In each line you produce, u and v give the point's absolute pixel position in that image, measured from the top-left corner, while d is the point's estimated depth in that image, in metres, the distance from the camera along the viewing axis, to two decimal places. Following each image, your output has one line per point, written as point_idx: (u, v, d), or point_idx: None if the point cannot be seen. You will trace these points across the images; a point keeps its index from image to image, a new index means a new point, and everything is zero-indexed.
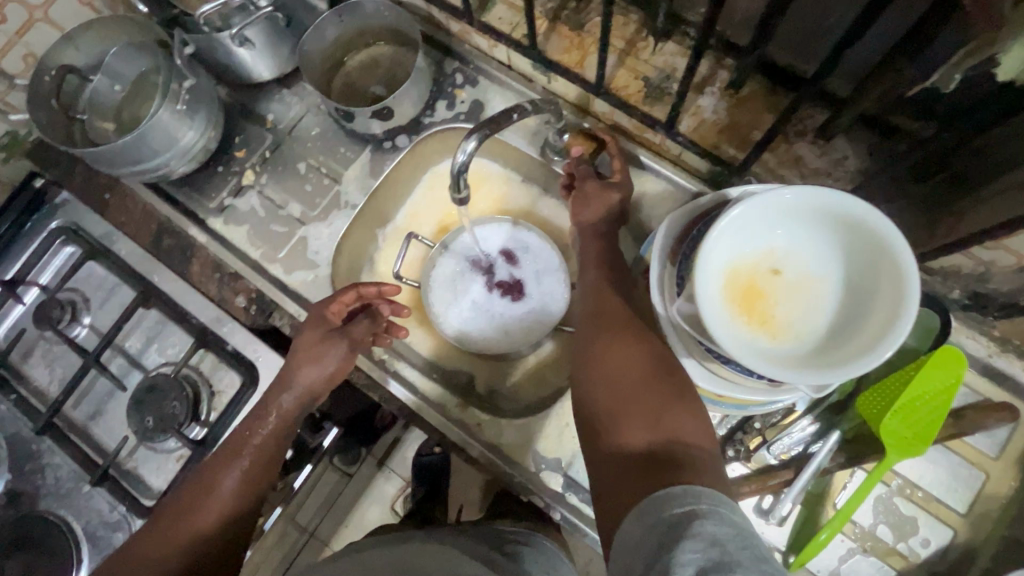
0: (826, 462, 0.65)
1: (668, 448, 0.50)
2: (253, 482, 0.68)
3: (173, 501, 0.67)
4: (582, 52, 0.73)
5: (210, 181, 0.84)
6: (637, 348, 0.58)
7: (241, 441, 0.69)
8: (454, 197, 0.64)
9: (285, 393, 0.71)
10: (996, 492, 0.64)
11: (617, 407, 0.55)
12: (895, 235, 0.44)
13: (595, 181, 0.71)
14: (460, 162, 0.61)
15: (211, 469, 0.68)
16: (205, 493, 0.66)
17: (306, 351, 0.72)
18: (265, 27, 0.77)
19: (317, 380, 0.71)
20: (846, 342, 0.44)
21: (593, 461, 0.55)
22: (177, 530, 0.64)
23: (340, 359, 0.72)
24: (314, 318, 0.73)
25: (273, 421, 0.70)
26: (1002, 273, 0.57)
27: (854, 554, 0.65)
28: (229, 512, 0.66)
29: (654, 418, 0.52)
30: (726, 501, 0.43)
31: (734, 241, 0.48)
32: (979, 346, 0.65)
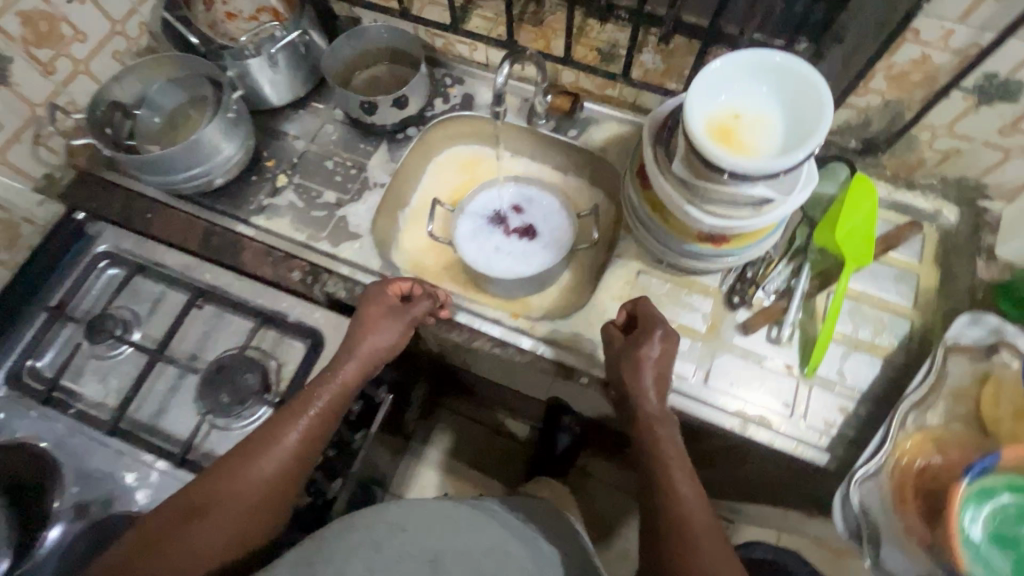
0: (807, 288, 0.83)
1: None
2: (313, 439, 0.72)
3: (239, 445, 0.72)
4: (546, 38, 0.95)
5: (247, 188, 0.95)
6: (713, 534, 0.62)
7: (306, 401, 0.73)
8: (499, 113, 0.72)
9: (349, 360, 0.76)
10: (929, 285, 0.85)
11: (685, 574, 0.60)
12: (808, 70, 0.65)
13: (623, 342, 0.74)
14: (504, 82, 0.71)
15: (276, 421, 0.72)
16: (268, 444, 0.70)
17: (370, 323, 0.79)
18: (289, 54, 0.94)
19: (377, 349, 0.78)
20: (795, 145, 0.64)
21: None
22: (238, 476, 0.69)
23: (396, 334, 0.79)
24: (376, 296, 0.81)
25: (336, 385, 0.75)
26: (876, 114, 0.79)
27: (849, 354, 0.81)
28: (287, 462, 0.70)
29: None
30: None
31: (707, 96, 0.68)
32: (882, 186, 0.88)
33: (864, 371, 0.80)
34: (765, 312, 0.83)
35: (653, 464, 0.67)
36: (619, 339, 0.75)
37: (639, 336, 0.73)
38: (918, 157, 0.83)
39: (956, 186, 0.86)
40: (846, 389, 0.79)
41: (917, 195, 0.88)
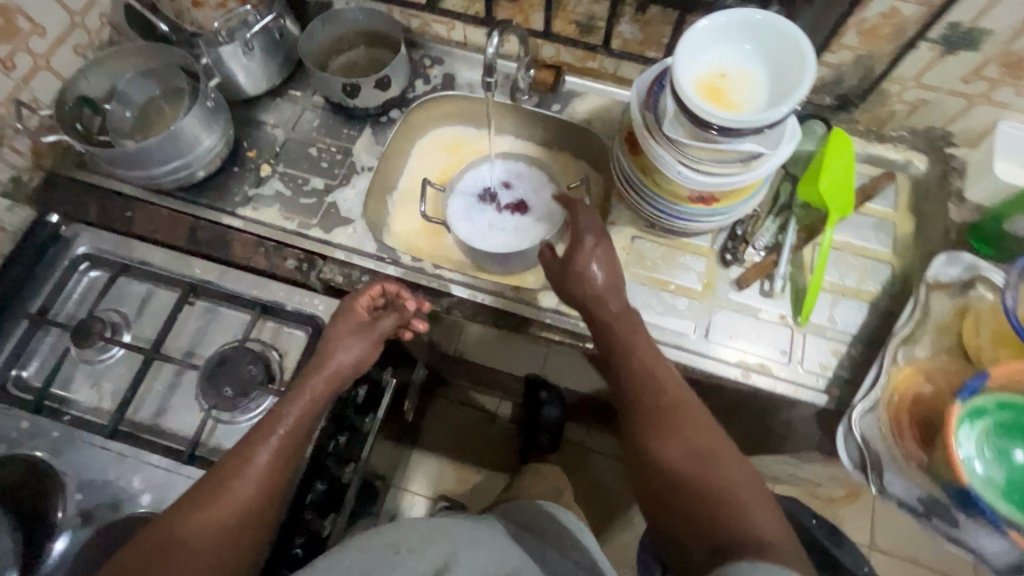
0: (794, 241, 0.87)
1: (723, 518, 0.56)
2: (284, 463, 0.70)
3: (203, 480, 0.68)
4: (524, 13, 0.96)
5: (230, 180, 0.93)
6: (692, 424, 0.64)
7: (274, 418, 0.71)
8: (487, 82, 0.73)
9: (318, 373, 0.75)
10: (905, 230, 0.89)
11: (671, 473, 0.62)
12: (789, 26, 0.67)
13: (557, 269, 0.76)
14: (491, 54, 0.71)
15: (246, 446, 0.70)
16: (240, 469, 0.67)
17: (340, 338, 0.78)
18: (264, 40, 0.92)
19: (346, 364, 0.77)
20: (782, 98, 0.67)
21: (651, 508, 0.63)
22: (208, 508, 0.65)
23: (365, 349, 0.79)
24: (345, 311, 0.80)
25: (306, 403, 0.73)
26: (849, 69, 0.82)
27: (837, 301, 0.85)
28: (258, 491, 0.67)
29: (700, 477, 0.60)
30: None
31: (693, 58, 0.69)
32: (857, 140, 0.92)
33: (853, 316, 0.84)
34: (756, 267, 0.86)
35: (631, 372, 0.69)
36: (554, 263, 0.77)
37: (574, 253, 0.74)
38: (888, 109, 0.87)
39: (925, 136, 0.90)
40: (838, 333, 0.83)
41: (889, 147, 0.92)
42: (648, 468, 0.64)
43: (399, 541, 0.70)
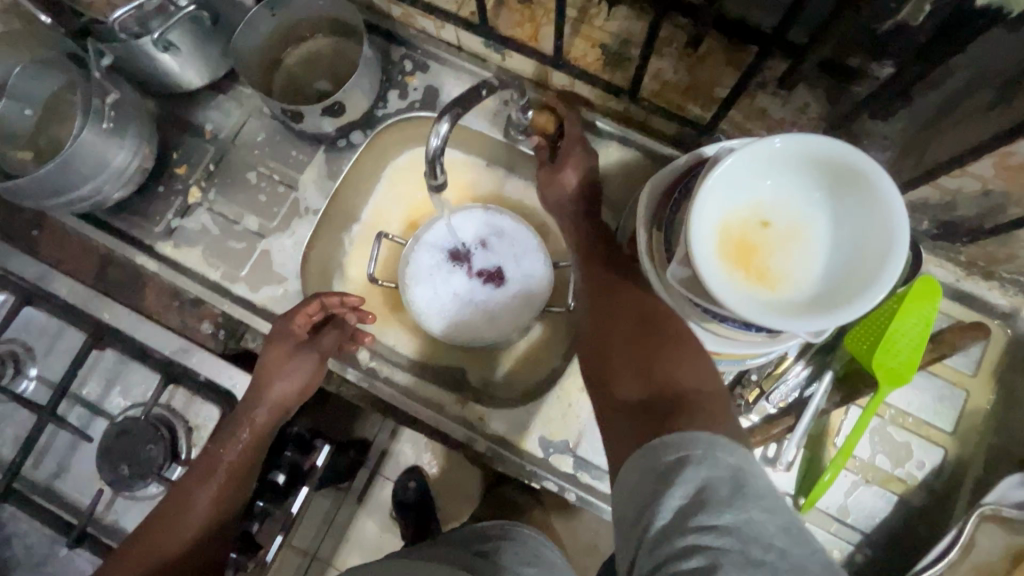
0: (823, 403, 0.67)
1: (671, 387, 0.52)
2: (234, 493, 0.68)
3: (145, 525, 0.66)
4: (534, 24, 0.70)
5: (152, 204, 0.77)
6: (643, 302, 0.59)
7: (213, 460, 0.67)
8: (431, 183, 0.60)
9: (257, 408, 0.68)
10: (977, 406, 0.68)
11: (625, 368, 0.57)
12: (881, 179, 0.44)
13: (547, 168, 0.72)
14: (434, 145, 0.57)
15: (184, 487, 0.67)
16: (184, 511, 0.66)
17: (275, 367, 0.69)
18: (189, 30, 0.70)
19: (289, 395, 0.70)
20: (842, 292, 0.45)
21: (601, 426, 0.57)
22: (159, 550, 0.65)
23: (309, 374, 0.71)
24: (279, 332, 0.70)
25: (245, 439, 0.68)
26: (967, 199, 0.59)
27: (858, 486, 0.68)
28: (210, 527, 0.67)
29: (656, 371, 0.54)
30: (724, 446, 0.44)
31: (723, 198, 0.47)
32: (947, 273, 0.69)
33: (872, 508, 0.67)
34: (764, 426, 0.68)
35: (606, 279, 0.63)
36: (544, 168, 0.73)
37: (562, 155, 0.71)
38: (1009, 252, 0.62)
39: None
40: (845, 528, 0.68)
41: (992, 288, 0.68)
42: (606, 388, 0.58)
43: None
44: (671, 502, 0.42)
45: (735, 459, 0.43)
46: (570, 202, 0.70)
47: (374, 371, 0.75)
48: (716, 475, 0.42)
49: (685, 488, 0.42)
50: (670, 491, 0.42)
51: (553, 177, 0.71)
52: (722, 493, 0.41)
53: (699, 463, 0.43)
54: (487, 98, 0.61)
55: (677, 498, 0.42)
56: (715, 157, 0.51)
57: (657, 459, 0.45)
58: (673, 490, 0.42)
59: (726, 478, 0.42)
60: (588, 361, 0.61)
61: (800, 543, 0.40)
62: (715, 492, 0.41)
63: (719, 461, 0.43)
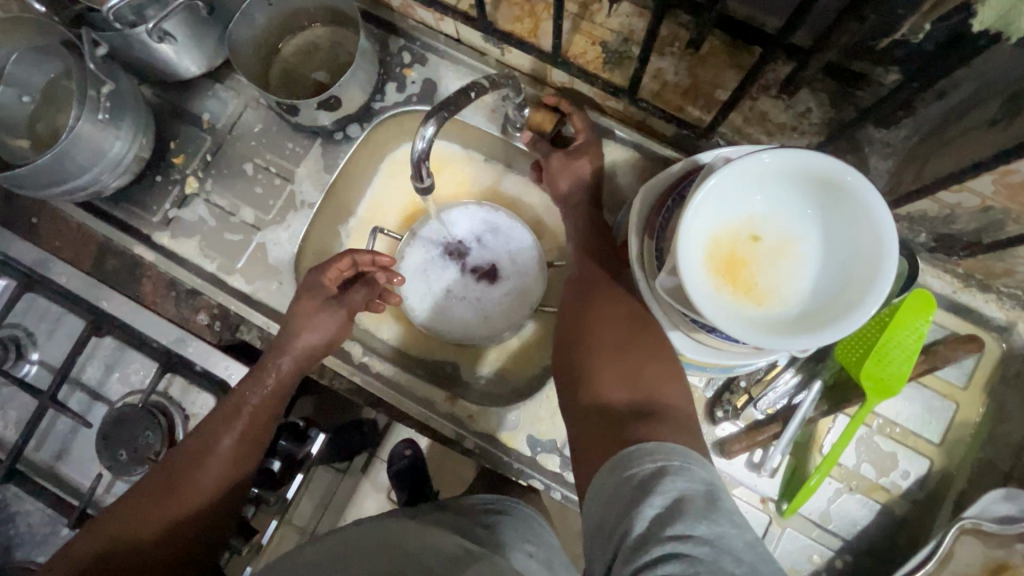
0: (811, 412, 0.67)
1: (647, 398, 0.53)
2: (252, 443, 0.69)
3: (159, 469, 0.66)
4: (534, 20, 0.69)
5: (149, 193, 0.77)
6: (625, 308, 0.60)
7: (239, 403, 0.68)
8: (418, 186, 0.60)
9: (282, 357, 0.70)
10: (966, 418, 0.68)
11: (603, 369, 0.56)
12: (873, 199, 0.44)
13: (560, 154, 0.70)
14: (421, 149, 0.57)
15: (204, 433, 0.67)
16: (201, 457, 0.66)
17: (305, 317, 0.71)
18: (185, 18, 0.69)
19: (316, 347, 0.71)
20: (826, 312, 0.45)
21: (569, 427, 0.57)
22: (174, 493, 0.64)
23: (335, 327, 0.72)
24: (309, 284, 0.71)
25: (269, 387, 0.70)
26: (966, 213, 0.58)
27: (841, 494, 0.68)
28: (227, 474, 0.67)
29: (633, 379, 0.55)
30: (698, 458, 0.46)
31: (714, 211, 0.47)
32: (944, 284, 0.68)
33: (854, 515, 0.68)
34: (750, 432, 0.69)
35: (587, 280, 0.63)
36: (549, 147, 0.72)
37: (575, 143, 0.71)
38: (1007, 267, 0.62)
39: None
40: (826, 534, 0.69)
41: (987, 301, 0.67)
42: (579, 388, 0.57)
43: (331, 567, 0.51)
44: (649, 509, 0.42)
45: (706, 471, 0.44)
46: (580, 198, 0.70)
47: (366, 366, 0.75)
48: (691, 486, 0.43)
49: (663, 496, 0.42)
50: (647, 500, 0.42)
51: (567, 164, 0.70)
52: (697, 502, 0.41)
53: (676, 473, 0.44)
54: (476, 99, 0.60)
55: (653, 507, 0.42)
56: (708, 167, 0.51)
57: (634, 469, 0.45)
58: (649, 497, 0.42)
59: (701, 488, 0.43)
60: (562, 358, 0.61)
61: (765, 559, 0.40)
62: (691, 504, 0.41)
63: (693, 472, 0.44)
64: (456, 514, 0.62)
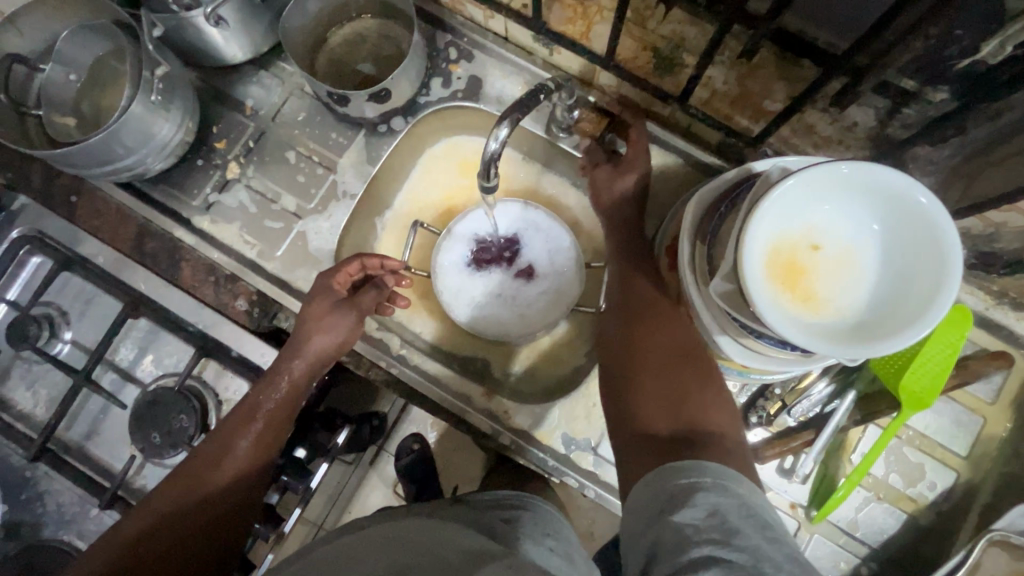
0: (844, 421, 0.68)
1: (694, 428, 0.54)
2: (266, 445, 0.68)
3: (177, 471, 0.65)
4: (586, 23, 0.68)
5: (191, 176, 0.78)
6: (671, 332, 0.61)
7: (252, 407, 0.67)
8: (484, 184, 0.63)
9: (295, 360, 0.69)
10: (993, 433, 0.70)
11: (650, 400, 0.58)
12: (938, 215, 0.45)
13: (606, 167, 0.73)
14: (494, 150, 0.59)
15: (222, 434, 0.67)
16: (217, 459, 0.65)
17: (315, 321, 0.71)
18: (240, 4, 0.69)
19: (327, 350, 0.71)
20: (884, 321, 0.46)
21: (617, 453, 0.58)
22: (191, 495, 0.63)
23: (347, 329, 0.72)
24: (320, 288, 0.72)
25: (283, 390, 0.69)
26: (1011, 232, 0.60)
27: (869, 502, 0.70)
28: (243, 476, 0.66)
29: (680, 406, 0.56)
30: (733, 477, 0.46)
31: (777, 220, 0.48)
32: (977, 300, 0.69)
33: (880, 524, 0.70)
34: (782, 438, 0.70)
35: (630, 297, 0.65)
36: (603, 166, 0.73)
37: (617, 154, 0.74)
38: None
39: None
40: (852, 541, 0.70)
41: (1020, 319, 0.69)
42: (625, 408, 0.59)
43: (377, 551, 0.49)
44: (681, 519, 0.42)
45: (742, 490, 0.44)
46: (624, 213, 0.71)
47: (404, 358, 0.76)
48: (725, 502, 0.43)
49: (698, 510, 0.43)
50: (680, 510, 0.43)
51: (612, 180, 0.72)
52: (734, 520, 0.41)
53: (709, 490, 0.44)
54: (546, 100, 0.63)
55: (689, 516, 0.42)
56: (767, 177, 0.52)
57: (670, 482, 0.46)
58: (682, 509, 0.43)
59: (736, 505, 0.43)
60: (610, 386, 0.62)
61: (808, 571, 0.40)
62: (727, 518, 0.42)
63: (729, 490, 0.44)
64: (476, 509, 0.61)
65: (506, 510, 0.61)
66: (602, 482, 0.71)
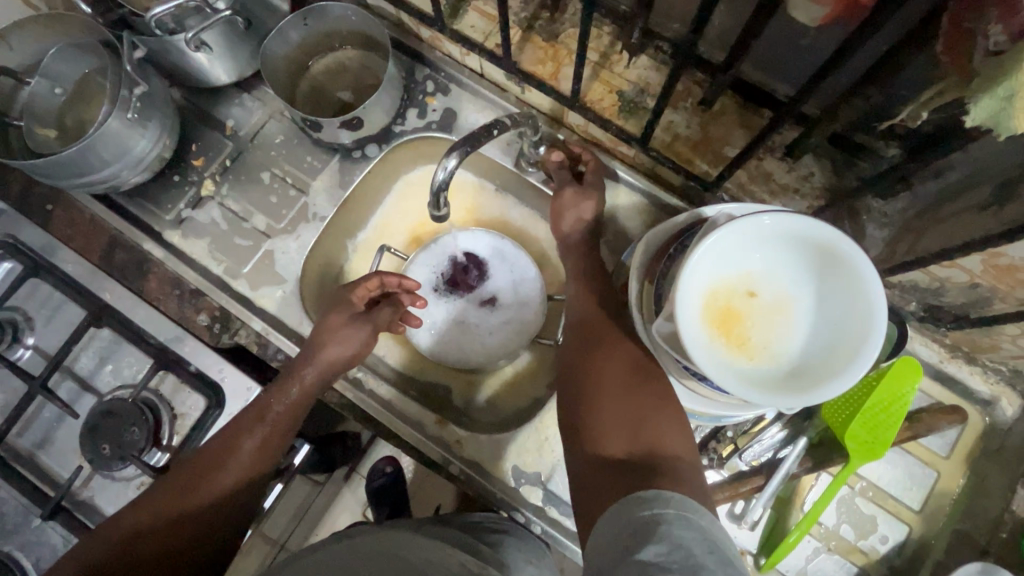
0: (795, 469, 0.68)
1: (652, 455, 0.52)
2: (269, 449, 0.66)
3: (181, 468, 0.63)
4: (556, 64, 0.72)
5: (166, 191, 0.79)
6: (624, 358, 0.60)
7: (263, 407, 0.67)
8: (434, 213, 0.66)
9: (308, 367, 0.70)
10: (947, 488, 0.69)
11: (603, 422, 0.56)
12: (864, 266, 0.46)
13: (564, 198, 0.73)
14: (440, 179, 0.62)
15: (228, 434, 0.65)
16: (222, 459, 0.63)
17: (331, 331, 0.72)
18: (222, 30, 0.71)
19: (340, 359, 0.71)
20: (819, 367, 0.46)
21: (574, 478, 0.56)
22: (194, 491, 0.61)
23: (360, 342, 0.73)
24: (338, 302, 0.74)
25: (295, 395, 0.69)
26: (955, 288, 0.60)
27: (820, 553, 0.69)
28: (244, 478, 0.64)
29: (634, 430, 0.54)
30: (695, 509, 0.45)
31: (713, 266, 0.49)
32: (931, 352, 0.70)
33: None
34: (734, 482, 0.69)
35: (588, 325, 0.64)
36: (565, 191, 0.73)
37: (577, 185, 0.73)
38: (992, 342, 0.63)
39: None
40: None
41: (973, 373, 0.69)
42: (581, 434, 0.58)
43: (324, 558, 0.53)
44: (647, 556, 0.40)
45: (703, 523, 0.44)
46: (577, 246, 0.73)
47: (361, 382, 0.75)
48: (688, 536, 0.42)
49: (662, 544, 0.41)
50: (646, 547, 0.41)
51: (583, 196, 0.71)
52: (699, 554, 0.40)
53: (672, 523, 0.43)
54: (498, 136, 0.65)
55: (653, 549, 0.41)
56: (709, 222, 0.53)
57: (634, 514, 0.45)
58: (646, 546, 0.41)
59: (698, 540, 0.42)
60: (567, 411, 0.61)
61: None
62: (693, 553, 0.40)
63: (692, 523, 0.43)
64: (457, 528, 0.63)
65: (488, 531, 0.64)
66: (552, 516, 0.71)
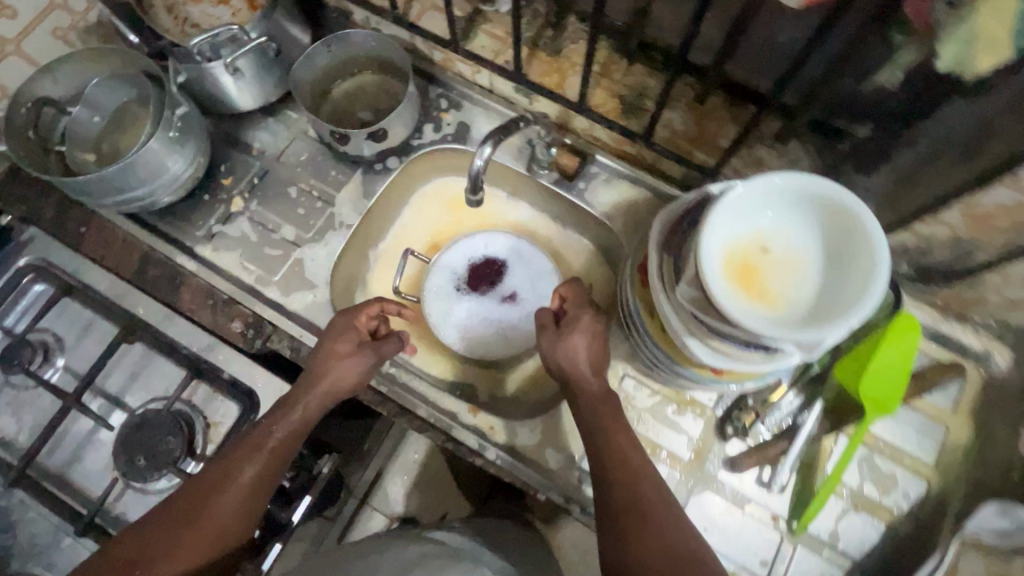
0: (814, 429, 0.72)
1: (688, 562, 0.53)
2: (268, 480, 0.62)
3: (178, 496, 0.61)
4: (561, 75, 0.80)
5: (196, 210, 0.83)
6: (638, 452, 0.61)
7: (263, 432, 0.64)
8: (472, 197, 0.74)
9: (309, 394, 0.66)
10: (957, 441, 0.73)
11: (636, 519, 0.56)
12: (864, 214, 0.52)
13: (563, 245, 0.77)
14: (479, 165, 0.70)
15: (225, 462, 0.62)
16: (217, 488, 0.60)
17: (335, 357, 0.68)
18: (255, 58, 0.78)
19: (342, 387, 0.68)
20: (832, 307, 0.51)
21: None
22: (190, 524, 0.59)
23: (362, 371, 0.69)
24: (342, 326, 0.71)
25: (295, 421, 0.65)
26: (939, 245, 0.67)
27: (847, 513, 0.72)
28: (240, 510, 0.61)
29: (665, 533, 0.55)
30: None
31: (729, 225, 0.54)
32: (926, 314, 0.76)
33: (860, 535, 0.71)
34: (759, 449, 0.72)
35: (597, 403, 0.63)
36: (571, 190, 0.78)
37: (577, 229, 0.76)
38: (979, 296, 0.70)
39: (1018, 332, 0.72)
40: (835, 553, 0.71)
41: (966, 330, 0.75)
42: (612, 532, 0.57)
43: None
44: None
45: None
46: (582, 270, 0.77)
47: (394, 378, 0.78)
48: None
49: None
50: None
51: None
52: None
53: None
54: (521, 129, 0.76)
55: None
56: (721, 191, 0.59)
57: None
58: None
59: None
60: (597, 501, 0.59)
61: None
62: None
63: None
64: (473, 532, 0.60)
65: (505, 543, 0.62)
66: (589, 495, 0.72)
